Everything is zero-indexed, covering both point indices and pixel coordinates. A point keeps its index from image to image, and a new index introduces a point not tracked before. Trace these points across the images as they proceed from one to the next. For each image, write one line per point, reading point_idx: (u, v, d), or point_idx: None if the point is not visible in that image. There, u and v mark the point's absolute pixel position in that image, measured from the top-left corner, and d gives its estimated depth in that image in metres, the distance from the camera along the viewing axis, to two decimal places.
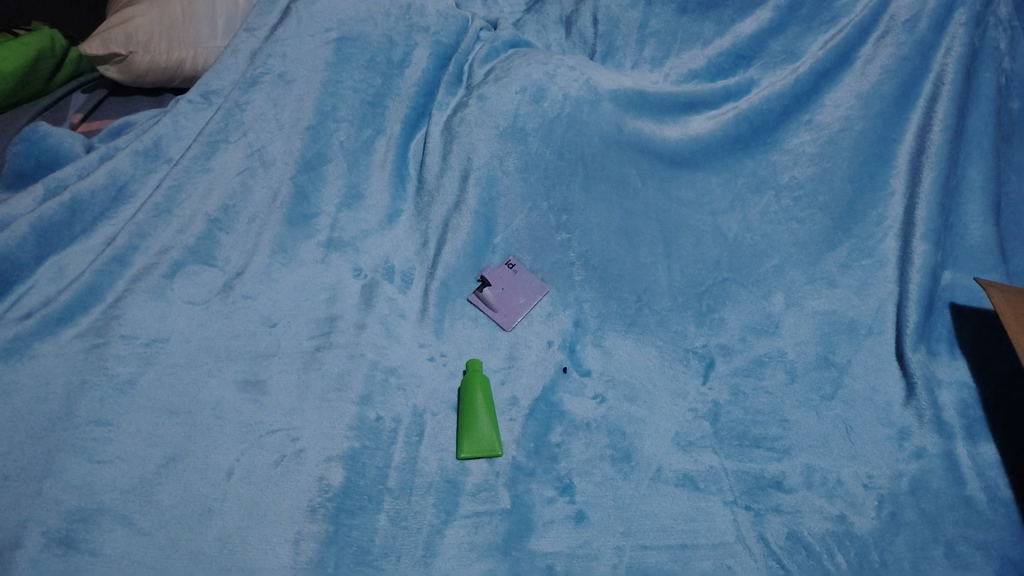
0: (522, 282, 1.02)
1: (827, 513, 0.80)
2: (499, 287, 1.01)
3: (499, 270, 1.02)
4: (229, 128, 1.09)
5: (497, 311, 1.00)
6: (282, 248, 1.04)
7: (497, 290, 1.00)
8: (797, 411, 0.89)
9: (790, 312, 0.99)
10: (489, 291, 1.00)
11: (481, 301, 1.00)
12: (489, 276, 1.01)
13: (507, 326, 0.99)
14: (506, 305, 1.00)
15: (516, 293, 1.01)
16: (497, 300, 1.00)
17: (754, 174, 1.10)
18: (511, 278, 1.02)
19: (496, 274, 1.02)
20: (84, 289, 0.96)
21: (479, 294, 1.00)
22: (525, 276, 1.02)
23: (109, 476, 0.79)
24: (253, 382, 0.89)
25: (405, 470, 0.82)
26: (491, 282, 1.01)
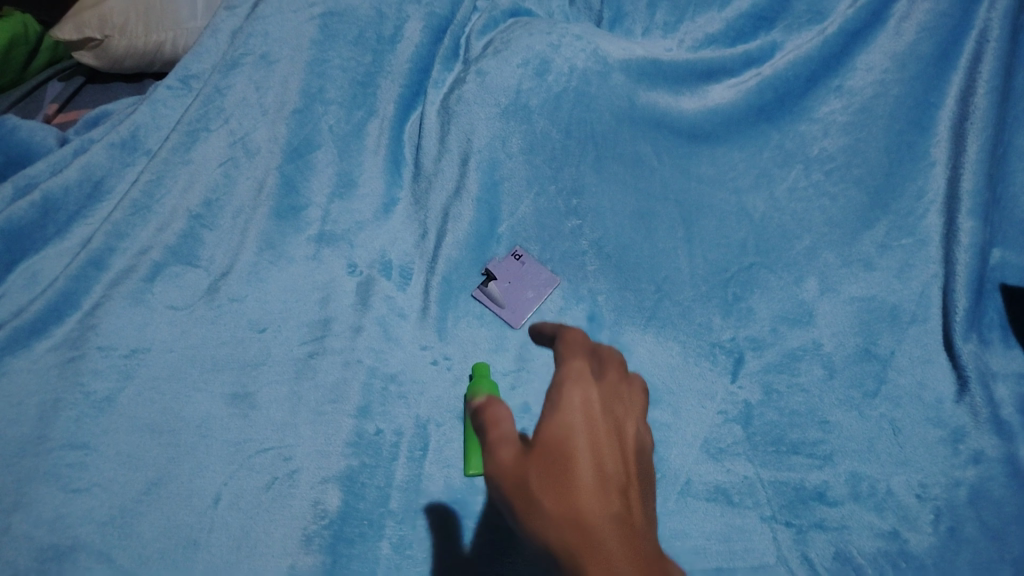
0: (531, 275, 0.94)
1: (878, 530, 0.74)
2: (506, 281, 0.93)
3: (506, 261, 0.94)
4: (210, 115, 1.00)
5: (504, 307, 0.93)
6: (270, 244, 0.96)
7: (504, 284, 0.93)
8: (838, 411, 0.81)
9: (825, 299, 0.91)
10: (496, 287, 0.93)
11: (487, 296, 0.93)
12: (495, 269, 0.94)
13: (516, 323, 0.92)
14: (514, 301, 0.93)
15: (524, 288, 0.93)
16: (505, 296, 0.93)
17: (780, 147, 1.01)
18: (518, 270, 0.94)
19: (502, 267, 0.94)
20: (57, 297, 0.88)
21: (485, 289, 0.93)
22: (534, 267, 0.95)
23: (85, 507, 0.71)
24: (242, 395, 0.82)
25: (407, 490, 0.76)
26: (498, 276, 0.93)
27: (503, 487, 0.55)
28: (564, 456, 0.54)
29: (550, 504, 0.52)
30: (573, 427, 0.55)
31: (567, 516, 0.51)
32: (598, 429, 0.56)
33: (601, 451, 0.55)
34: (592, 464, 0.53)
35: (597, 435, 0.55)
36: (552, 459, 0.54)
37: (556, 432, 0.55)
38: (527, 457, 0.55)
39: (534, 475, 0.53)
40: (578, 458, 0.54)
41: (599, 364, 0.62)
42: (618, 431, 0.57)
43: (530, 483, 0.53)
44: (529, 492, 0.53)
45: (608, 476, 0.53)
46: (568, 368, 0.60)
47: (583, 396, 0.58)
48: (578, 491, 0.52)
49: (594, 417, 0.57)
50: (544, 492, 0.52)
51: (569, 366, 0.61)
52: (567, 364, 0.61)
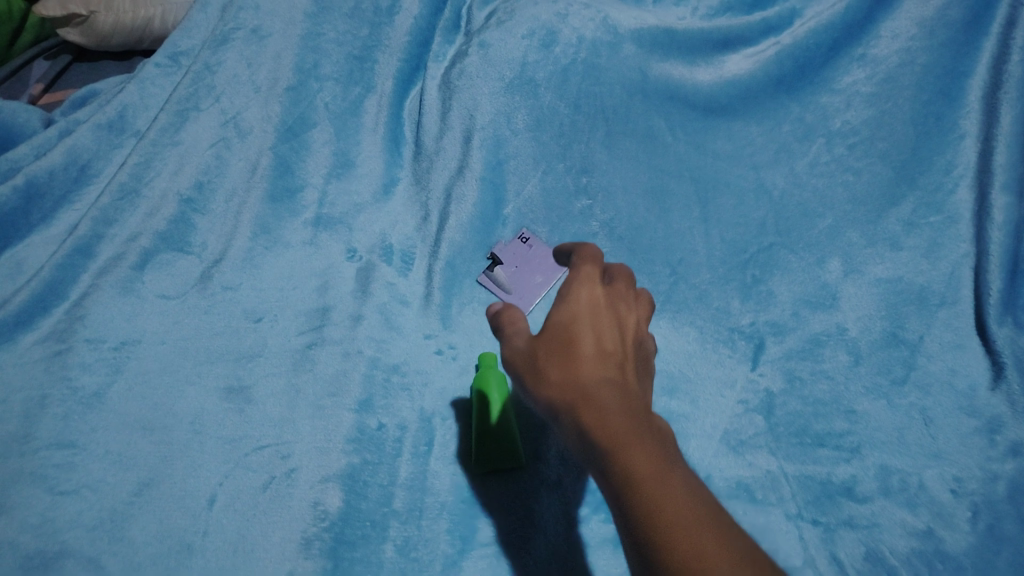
0: (539, 260, 0.91)
1: (912, 528, 0.70)
2: (512, 266, 0.90)
3: (512, 245, 0.91)
4: (199, 94, 0.95)
5: (512, 293, 0.89)
6: (264, 228, 0.92)
7: (511, 269, 0.90)
8: (865, 400, 0.77)
9: (849, 281, 0.86)
10: (502, 272, 0.90)
11: (494, 281, 0.90)
12: (502, 253, 0.91)
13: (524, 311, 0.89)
14: (521, 285, 0.89)
15: (531, 274, 0.90)
16: (512, 282, 0.89)
17: (801, 120, 0.95)
18: (526, 253, 0.91)
19: (509, 251, 0.91)
20: (43, 287, 0.84)
21: (490, 274, 0.90)
22: (542, 251, 0.91)
23: (73, 510, 0.67)
24: (237, 389, 0.78)
25: (412, 487, 0.72)
26: (504, 260, 0.90)
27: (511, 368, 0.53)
28: (568, 331, 0.51)
29: (554, 377, 0.49)
30: (580, 307, 0.51)
31: (569, 383, 0.48)
32: (605, 307, 0.52)
33: (605, 328, 0.51)
34: (594, 340, 0.50)
35: (602, 312, 0.52)
36: (558, 336, 0.50)
37: (562, 309, 0.52)
38: (534, 336, 0.52)
39: (540, 349, 0.51)
40: (581, 330, 0.51)
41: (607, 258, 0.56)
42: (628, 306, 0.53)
43: (539, 359, 0.51)
44: (538, 367, 0.50)
45: (611, 350, 0.50)
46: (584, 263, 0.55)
47: (591, 281, 0.53)
48: (580, 360, 0.49)
49: (602, 296, 0.53)
50: (550, 363, 0.50)
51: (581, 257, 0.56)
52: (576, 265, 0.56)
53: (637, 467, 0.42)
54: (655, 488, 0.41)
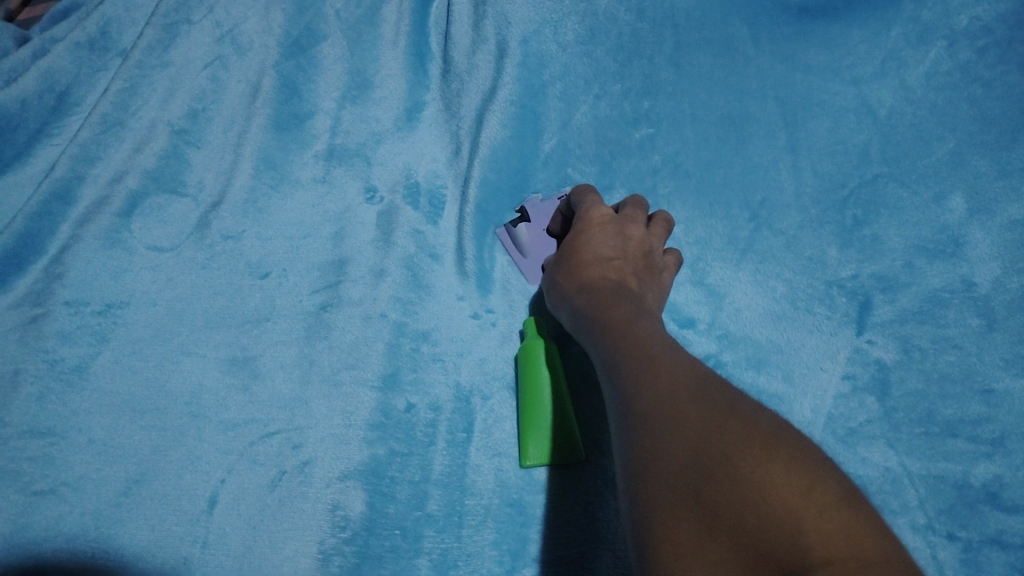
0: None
1: None
2: (540, 227, 0.75)
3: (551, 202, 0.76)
4: (191, 4, 0.82)
5: (528, 261, 0.74)
6: (270, 164, 0.78)
7: (538, 232, 0.74)
8: (1004, 376, 0.62)
9: (976, 223, 0.70)
10: (524, 231, 0.74)
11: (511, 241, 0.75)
12: (534, 210, 0.75)
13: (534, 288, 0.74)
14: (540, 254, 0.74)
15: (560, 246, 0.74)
16: (534, 247, 0.74)
17: (915, 20, 0.78)
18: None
19: (541, 206, 0.76)
20: (16, 240, 0.72)
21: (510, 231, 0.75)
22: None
23: (53, 515, 0.57)
24: (241, 361, 0.66)
25: (449, 486, 0.60)
26: (533, 217, 0.75)
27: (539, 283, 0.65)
28: (575, 244, 0.62)
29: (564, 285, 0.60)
30: (587, 224, 0.63)
31: (574, 281, 0.59)
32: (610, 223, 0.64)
33: (607, 243, 0.62)
34: (596, 251, 0.61)
35: (609, 231, 0.63)
36: (567, 251, 0.62)
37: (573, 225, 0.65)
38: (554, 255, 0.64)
39: (559, 263, 0.62)
40: (586, 243, 0.62)
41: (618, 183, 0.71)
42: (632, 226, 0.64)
43: (556, 270, 0.62)
44: (555, 279, 0.62)
45: (611, 257, 0.60)
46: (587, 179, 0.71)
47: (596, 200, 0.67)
48: (582, 261, 0.60)
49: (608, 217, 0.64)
50: (565, 271, 0.61)
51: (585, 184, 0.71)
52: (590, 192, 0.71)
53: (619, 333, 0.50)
54: (628, 344, 0.48)
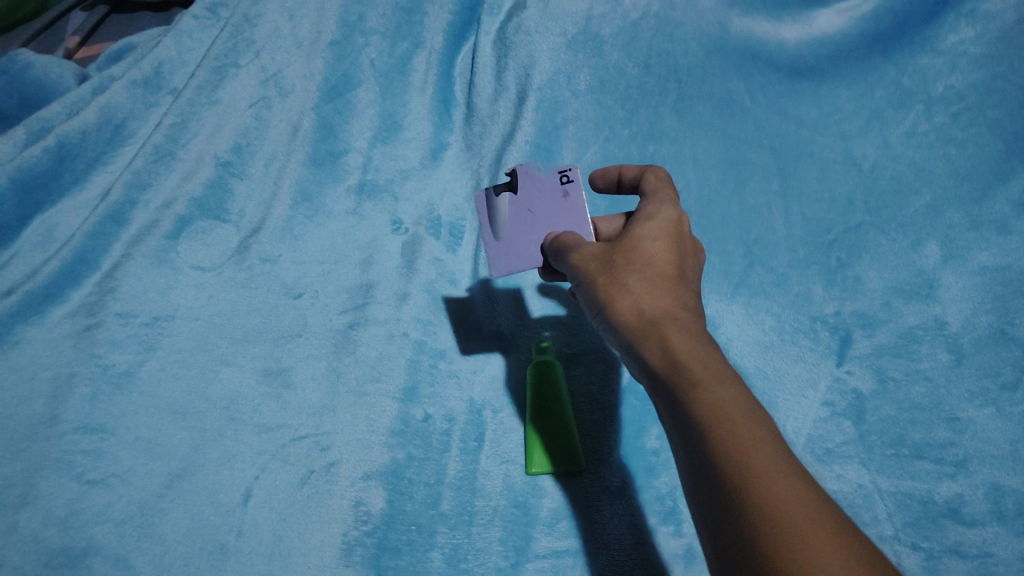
0: (558, 221, 0.65)
1: None
2: (525, 207, 0.66)
3: (549, 179, 0.66)
4: (238, 49, 0.90)
5: (496, 244, 0.66)
6: (306, 196, 0.86)
7: (520, 214, 0.66)
8: (969, 406, 0.68)
9: (949, 268, 0.76)
10: (502, 212, 0.67)
11: (486, 217, 0.67)
12: (523, 186, 0.66)
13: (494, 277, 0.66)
14: (518, 237, 0.65)
15: (534, 238, 0.65)
16: (506, 231, 0.66)
17: (896, 84, 0.86)
18: (553, 202, 0.65)
19: (536, 179, 0.66)
20: (74, 256, 0.79)
21: (489, 204, 0.67)
22: (576, 210, 0.64)
23: (102, 501, 0.63)
24: (275, 371, 0.73)
25: (461, 488, 0.66)
26: (519, 192, 0.66)
27: (587, 268, 0.55)
28: (653, 250, 0.54)
29: (640, 305, 0.51)
30: (660, 235, 0.55)
31: (656, 306, 0.51)
32: (686, 240, 0.56)
33: (681, 265, 0.54)
34: (673, 271, 0.53)
35: (686, 251, 0.56)
36: (643, 257, 0.53)
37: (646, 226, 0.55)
38: (617, 251, 0.54)
39: (631, 268, 0.53)
40: (672, 263, 0.54)
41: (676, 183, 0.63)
42: (697, 254, 0.58)
43: (628, 274, 0.53)
44: (622, 286, 0.52)
45: (684, 283, 0.53)
46: (649, 171, 0.64)
47: (674, 198, 0.59)
48: (659, 280, 0.52)
49: (685, 231, 0.56)
50: (641, 286, 0.52)
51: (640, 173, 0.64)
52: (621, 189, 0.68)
53: (723, 413, 0.43)
54: (739, 434, 0.41)
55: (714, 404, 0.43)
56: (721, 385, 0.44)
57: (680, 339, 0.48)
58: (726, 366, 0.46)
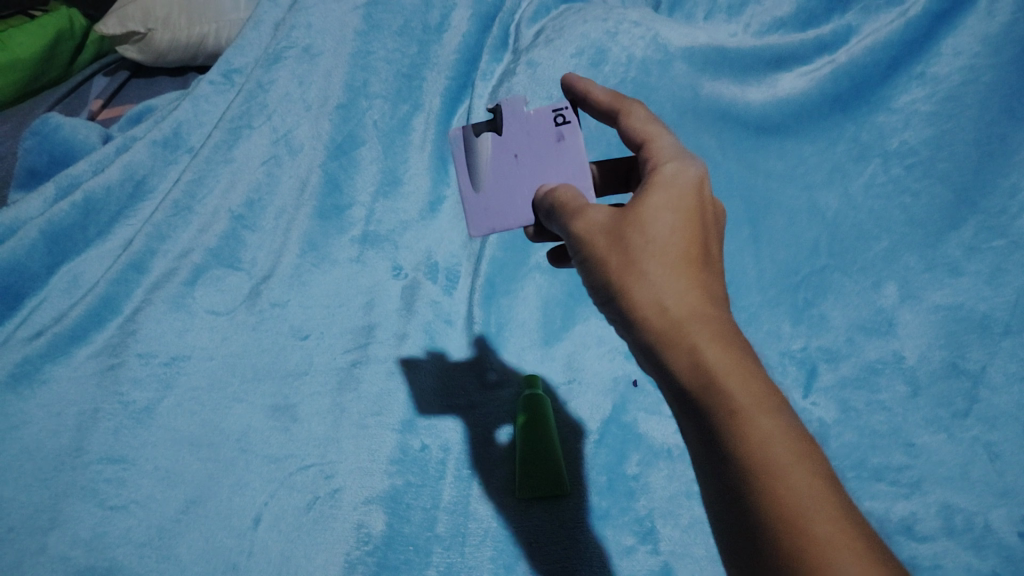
0: (549, 165, 0.67)
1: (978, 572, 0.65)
2: (511, 150, 0.68)
3: (537, 116, 0.68)
4: (252, 112, 0.99)
5: (479, 194, 0.68)
6: (313, 245, 0.93)
7: (505, 158, 0.68)
8: (925, 432, 0.73)
9: (906, 307, 0.82)
10: (485, 157, 0.68)
11: (467, 161, 0.69)
12: (507, 126, 0.68)
13: (479, 226, 0.69)
14: (506, 184, 0.68)
15: (522, 186, 0.67)
16: (489, 179, 0.68)
17: (856, 139, 0.95)
18: (543, 145, 0.67)
19: (526, 119, 0.68)
20: (98, 302, 0.86)
21: (469, 146, 0.68)
22: (569, 151, 0.67)
23: (124, 526, 0.68)
24: (283, 407, 0.79)
25: (455, 512, 0.71)
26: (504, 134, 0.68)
27: (601, 250, 0.54)
28: (674, 239, 0.52)
29: (663, 305, 0.50)
30: (677, 217, 0.53)
31: (679, 306, 0.50)
32: (706, 217, 0.55)
33: (701, 248, 0.53)
34: (695, 261, 0.52)
35: (706, 229, 0.54)
36: (663, 247, 0.52)
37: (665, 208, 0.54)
38: (634, 235, 0.53)
39: (653, 262, 0.52)
40: (693, 250, 0.53)
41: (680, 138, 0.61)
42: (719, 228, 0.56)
43: (646, 261, 0.52)
44: (644, 281, 0.51)
45: (709, 273, 0.52)
46: (646, 120, 0.62)
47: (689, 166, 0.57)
48: (682, 276, 0.51)
49: (705, 208, 0.55)
50: (664, 283, 0.51)
51: (636, 123, 0.62)
52: (599, 119, 0.67)
53: (759, 444, 0.43)
54: (777, 468, 0.42)
55: (753, 433, 0.44)
56: (753, 404, 0.45)
57: (708, 348, 0.48)
58: (757, 378, 0.46)
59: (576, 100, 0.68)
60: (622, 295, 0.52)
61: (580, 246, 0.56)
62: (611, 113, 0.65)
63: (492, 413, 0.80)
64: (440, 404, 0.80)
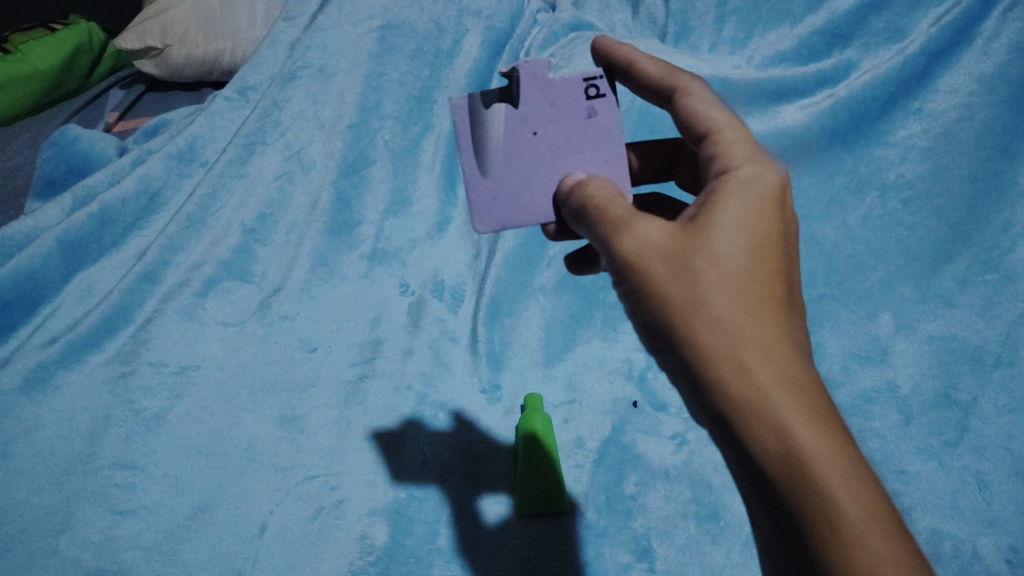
0: (574, 146, 0.60)
1: None
2: (530, 128, 0.59)
3: (562, 84, 0.59)
4: (266, 129, 1.02)
5: (487, 178, 0.60)
6: (323, 261, 0.95)
7: (522, 134, 0.59)
8: (916, 460, 0.75)
9: (901, 337, 0.84)
10: (497, 133, 0.59)
11: (474, 138, 0.59)
12: (526, 96, 0.59)
13: (488, 218, 0.60)
14: (523, 169, 0.59)
15: (540, 170, 0.60)
16: (500, 161, 0.59)
17: (854, 172, 0.98)
18: (568, 123, 0.59)
19: (548, 91, 0.59)
20: (111, 310, 0.88)
21: (478, 120, 0.59)
22: (597, 132, 0.60)
23: (132, 530, 0.71)
24: (290, 418, 0.80)
25: (457, 526, 0.72)
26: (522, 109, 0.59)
27: (662, 286, 0.49)
28: (753, 288, 0.48)
29: (742, 364, 0.46)
30: (754, 257, 0.49)
31: (764, 373, 0.46)
32: (778, 247, 0.51)
33: (779, 290, 0.49)
34: (774, 310, 0.48)
35: (781, 267, 0.50)
36: (743, 297, 0.48)
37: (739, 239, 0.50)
38: (703, 273, 0.48)
39: (727, 312, 0.48)
40: (772, 301, 0.49)
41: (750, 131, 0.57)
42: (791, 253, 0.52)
43: (724, 315, 0.47)
44: (717, 334, 0.47)
45: (787, 322, 0.49)
46: (709, 103, 0.59)
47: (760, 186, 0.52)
48: (764, 333, 0.47)
49: (778, 235, 0.51)
50: (741, 337, 0.47)
51: (698, 108, 0.59)
52: (644, 93, 0.64)
53: (857, 550, 0.43)
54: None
55: (851, 539, 0.43)
56: (847, 493, 0.44)
57: (796, 426, 0.45)
58: (846, 452, 0.45)
59: (616, 68, 0.65)
60: (688, 345, 0.48)
61: (632, 275, 0.50)
62: (663, 91, 0.62)
63: (477, 478, 0.76)
64: (421, 470, 0.76)
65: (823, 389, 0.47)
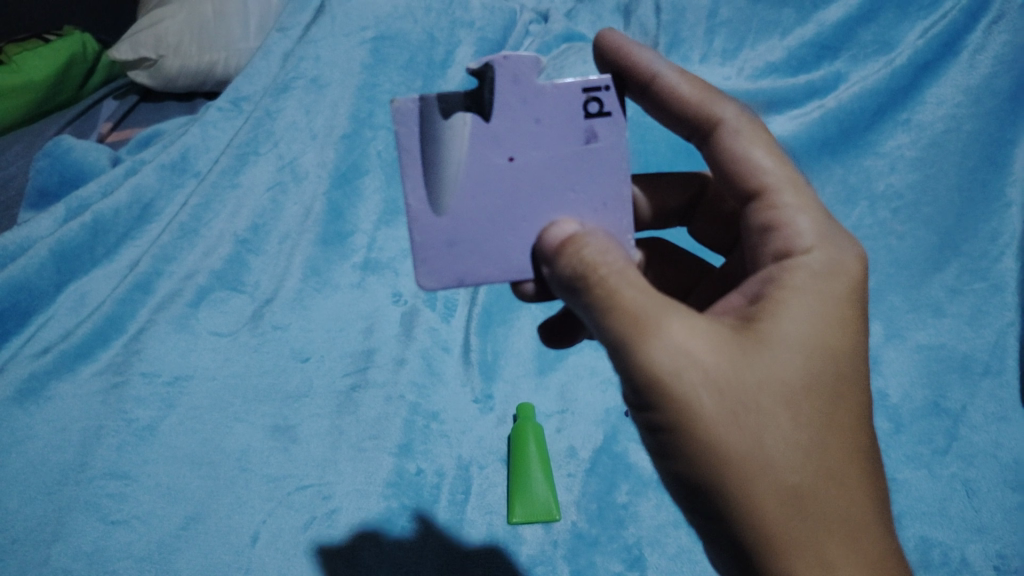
0: (556, 175, 0.57)
1: None
2: (506, 151, 0.56)
3: (539, 100, 0.56)
4: (260, 138, 1.02)
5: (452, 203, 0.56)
6: (315, 271, 0.95)
7: (490, 160, 0.56)
8: (905, 468, 0.76)
9: (891, 346, 0.85)
10: (458, 156, 0.55)
11: (434, 159, 0.55)
12: (497, 110, 0.55)
13: (444, 250, 0.57)
14: (491, 195, 0.56)
15: (507, 208, 0.56)
16: (468, 185, 0.56)
17: (844, 182, 0.98)
18: (551, 147, 0.56)
19: (524, 105, 0.56)
20: (104, 321, 0.88)
21: (440, 134, 0.55)
22: (585, 162, 0.57)
23: (125, 539, 0.71)
24: (282, 428, 0.80)
25: (446, 538, 0.73)
26: (495, 124, 0.55)
27: (715, 433, 0.47)
28: (817, 446, 0.49)
29: (812, 541, 0.49)
30: (816, 407, 0.50)
31: (829, 548, 0.49)
32: (834, 384, 0.51)
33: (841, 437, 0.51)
34: (837, 468, 0.50)
35: (845, 415, 0.51)
36: (809, 460, 0.49)
37: (795, 384, 0.50)
38: (767, 430, 0.48)
39: (790, 478, 0.48)
40: (836, 459, 0.50)
41: (808, 191, 0.59)
42: (852, 381, 0.52)
43: (790, 483, 0.48)
44: (783, 501, 0.48)
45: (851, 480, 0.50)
46: (756, 144, 0.60)
47: (818, 307, 0.52)
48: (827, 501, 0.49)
49: (837, 375, 0.51)
50: (807, 507, 0.49)
51: (744, 149, 0.60)
52: (668, 115, 0.64)
53: None
54: None
55: None
56: None
57: None
58: None
59: (634, 76, 0.64)
60: (752, 520, 0.48)
61: (671, 411, 0.47)
62: (698, 121, 0.62)
63: None
64: None
65: (877, 539, 0.51)
